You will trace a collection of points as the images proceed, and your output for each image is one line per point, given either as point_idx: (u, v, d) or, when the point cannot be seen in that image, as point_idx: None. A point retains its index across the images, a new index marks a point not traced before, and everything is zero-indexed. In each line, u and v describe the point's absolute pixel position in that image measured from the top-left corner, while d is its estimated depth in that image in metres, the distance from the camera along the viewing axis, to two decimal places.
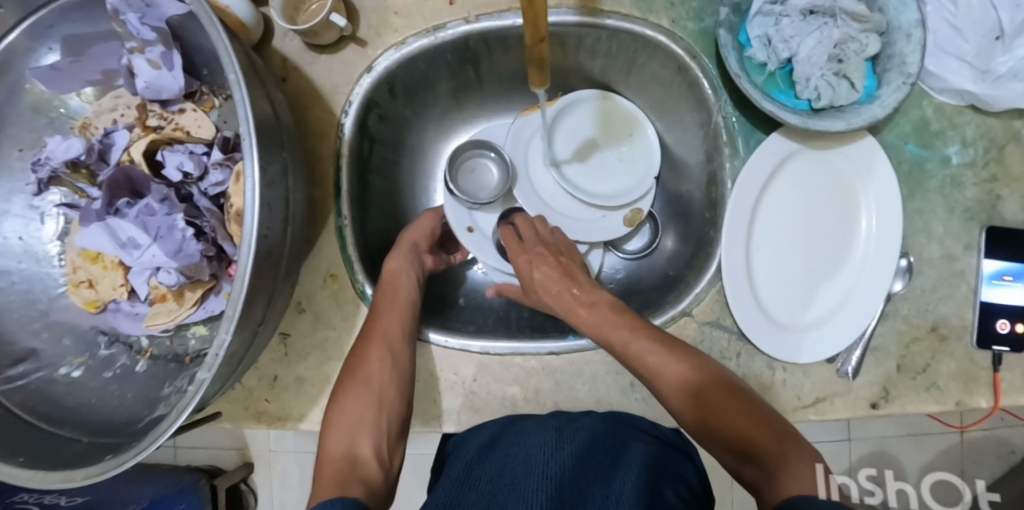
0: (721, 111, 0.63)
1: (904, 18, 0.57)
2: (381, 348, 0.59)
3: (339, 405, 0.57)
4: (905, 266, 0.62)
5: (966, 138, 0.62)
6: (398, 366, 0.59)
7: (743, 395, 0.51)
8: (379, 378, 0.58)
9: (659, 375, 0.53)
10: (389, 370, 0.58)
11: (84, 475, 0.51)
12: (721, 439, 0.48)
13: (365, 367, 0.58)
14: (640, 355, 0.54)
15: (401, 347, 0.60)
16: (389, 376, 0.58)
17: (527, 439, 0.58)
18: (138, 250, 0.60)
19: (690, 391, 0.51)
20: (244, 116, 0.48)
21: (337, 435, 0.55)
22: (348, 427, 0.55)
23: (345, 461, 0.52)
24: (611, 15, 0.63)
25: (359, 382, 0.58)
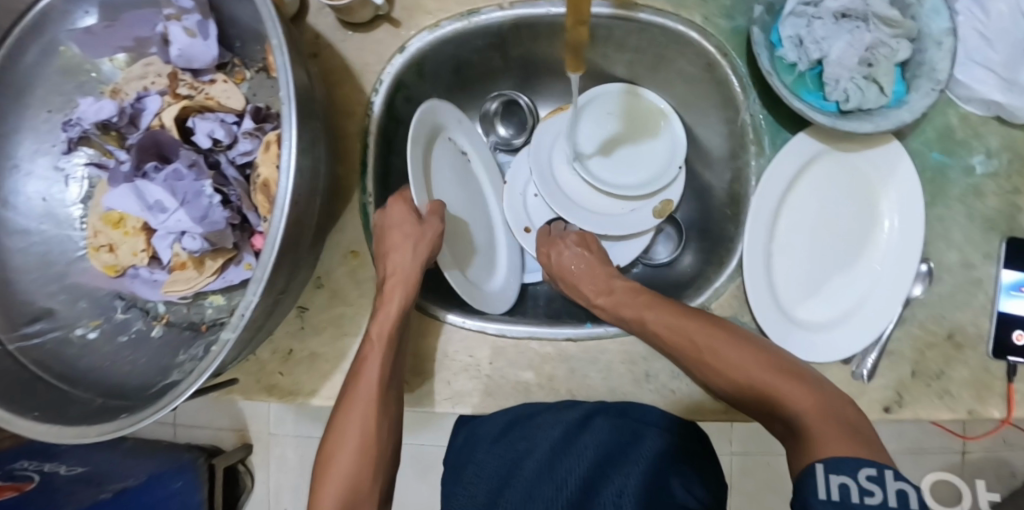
0: (748, 109, 0.64)
1: (935, 26, 0.57)
2: (366, 402, 0.54)
3: (336, 432, 0.53)
4: (924, 270, 0.62)
5: (990, 149, 0.63)
6: (382, 413, 0.54)
7: (801, 379, 0.49)
8: (354, 437, 0.53)
9: (673, 347, 0.56)
10: (371, 415, 0.53)
11: (98, 432, 0.51)
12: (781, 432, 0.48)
13: (347, 421, 0.53)
14: (699, 353, 0.54)
15: (382, 397, 0.55)
16: (367, 434, 0.53)
17: (538, 428, 0.58)
18: (164, 213, 0.60)
19: (745, 388, 0.51)
20: (285, 82, 0.48)
21: (333, 480, 0.51)
22: (342, 495, 0.50)
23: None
24: (644, 8, 0.64)
25: (343, 433, 0.53)
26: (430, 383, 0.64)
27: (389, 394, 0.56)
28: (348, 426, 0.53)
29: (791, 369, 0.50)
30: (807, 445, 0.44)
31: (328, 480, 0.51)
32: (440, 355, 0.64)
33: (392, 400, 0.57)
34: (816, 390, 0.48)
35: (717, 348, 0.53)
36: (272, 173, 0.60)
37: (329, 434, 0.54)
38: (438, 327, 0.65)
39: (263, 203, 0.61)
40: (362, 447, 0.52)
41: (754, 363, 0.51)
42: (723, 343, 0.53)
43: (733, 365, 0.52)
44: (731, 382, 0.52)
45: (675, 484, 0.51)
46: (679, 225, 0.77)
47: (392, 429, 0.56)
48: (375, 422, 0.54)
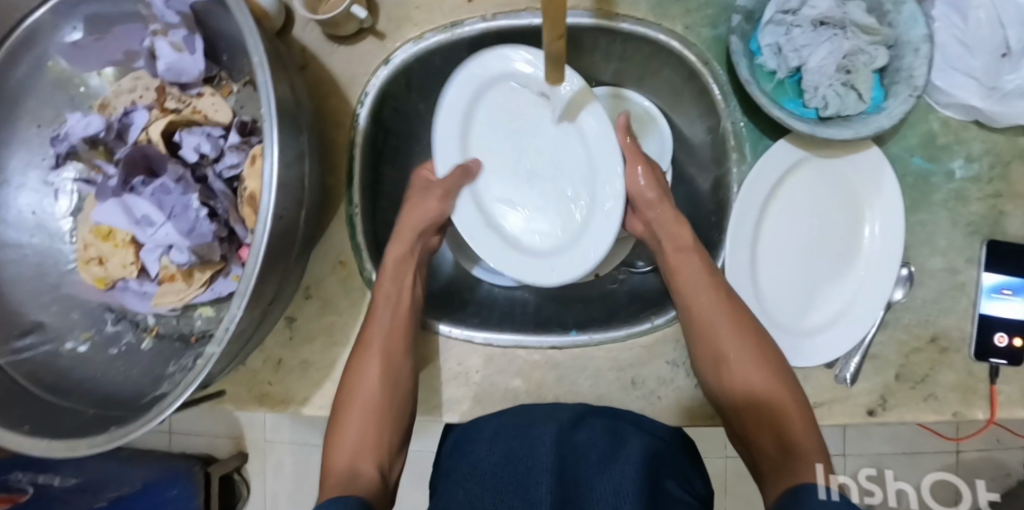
0: (731, 117, 0.64)
1: (913, 33, 0.58)
2: (373, 357, 0.60)
3: (342, 417, 0.59)
4: (905, 275, 0.63)
5: (971, 153, 0.64)
6: (394, 380, 0.60)
7: (801, 405, 0.55)
8: (368, 397, 0.59)
9: (716, 329, 0.58)
10: (381, 374, 0.59)
11: (88, 446, 0.51)
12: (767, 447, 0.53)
13: (358, 377, 0.60)
14: (715, 340, 0.58)
15: (399, 356, 0.60)
16: (378, 390, 0.59)
17: (527, 428, 0.58)
18: (152, 227, 0.61)
19: (751, 398, 0.56)
20: (267, 99, 0.49)
21: (343, 448, 0.58)
22: (354, 443, 0.58)
23: (346, 475, 0.55)
24: (626, 18, 0.64)
25: (359, 402, 0.59)
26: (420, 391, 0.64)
27: (399, 339, 0.61)
28: (359, 391, 0.60)
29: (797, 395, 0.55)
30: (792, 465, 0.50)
31: (346, 437, 0.58)
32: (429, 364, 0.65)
33: (402, 391, 0.60)
34: (813, 426, 0.54)
35: (739, 352, 0.57)
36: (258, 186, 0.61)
37: (342, 402, 0.60)
38: (427, 337, 0.65)
39: (250, 216, 0.62)
40: (377, 405, 0.59)
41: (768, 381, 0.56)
42: (744, 347, 0.57)
43: (750, 373, 0.56)
44: (738, 388, 0.56)
45: (664, 485, 0.52)
46: None
47: (404, 412, 0.60)
48: (381, 388, 0.59)
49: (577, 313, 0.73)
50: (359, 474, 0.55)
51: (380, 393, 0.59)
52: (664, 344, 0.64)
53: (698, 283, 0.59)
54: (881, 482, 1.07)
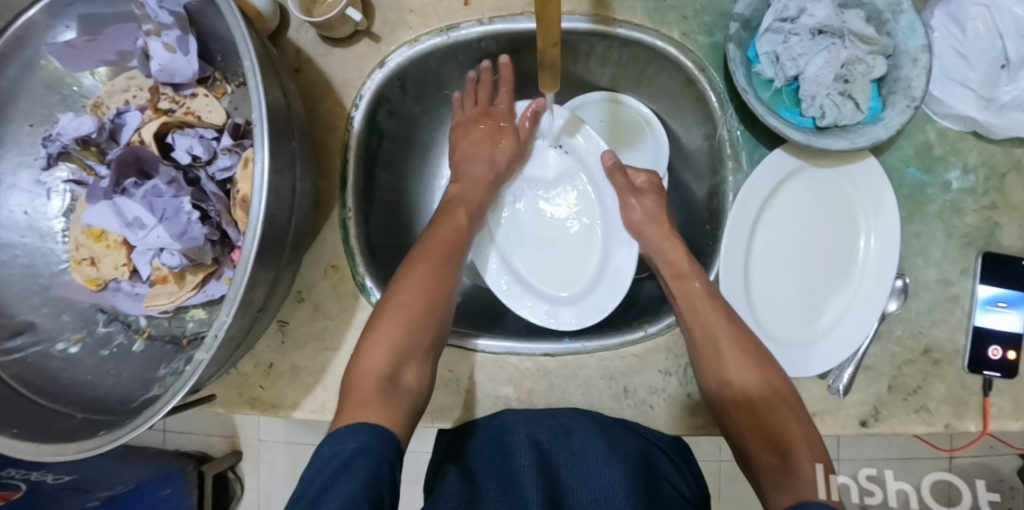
0: (727, 124, 0.64)
1: (911, 43, 0.58)
2: (426, 268, 0.59)
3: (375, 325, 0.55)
4: (900, 287, 0.63)
5: (967, 164, 0.63)
6: (436, 284, 0.58)
7: (796, 408, 0.54)
8: (409, 301, 0.56)
9: (713, 338, 0.57)
10: (427, 285, 0.58)
11: (76, 450, 0.51)
12: (761, 448, 0.53)
13: (401, 286, 0.58)
14: (715, 351, 0.57)
15: (450, 268, 0.61)
16: (422, 300, 0.57)
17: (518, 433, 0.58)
18: (143, 230, 0.61)
19: (748, 400, 0.55)
20: (258, 104, 0.49)
21: (380, 350, 0.53)
22: (390, 347, 0.54)
23: (382, 380, 0.51)
24: (623, 24, 0.64)
25: (394, 304, 0.56)
26: None
27: (451, 257, 0.62)
28: (401, 293, 0.57)
29: (790, 398, 0.55)
30: (792, 471, 0.50)
31: (377, 338, 0.54)
32: None
33: (445, 304, 0.58)
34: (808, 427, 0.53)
35: (734, 357, 0.56)
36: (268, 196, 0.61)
37: (380, 307, 0.57)
38: None
39: (242, 218, 0.61)
40: (417, 310, 0.56)
41: (765, 385, 0.55)
42: (739, 352, 0.57)
43: (746, 376, 0.55)
44: (738, 393, 0.55)
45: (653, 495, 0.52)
46: None
47: (443, 322, 0.58)
48: (425, 294, 0.57)
49: None
50: (398, 381, 0.52)
51: (421, 298, 0.57)
52: (656, 353, 0.64)
53: (691, 291, 0.60)
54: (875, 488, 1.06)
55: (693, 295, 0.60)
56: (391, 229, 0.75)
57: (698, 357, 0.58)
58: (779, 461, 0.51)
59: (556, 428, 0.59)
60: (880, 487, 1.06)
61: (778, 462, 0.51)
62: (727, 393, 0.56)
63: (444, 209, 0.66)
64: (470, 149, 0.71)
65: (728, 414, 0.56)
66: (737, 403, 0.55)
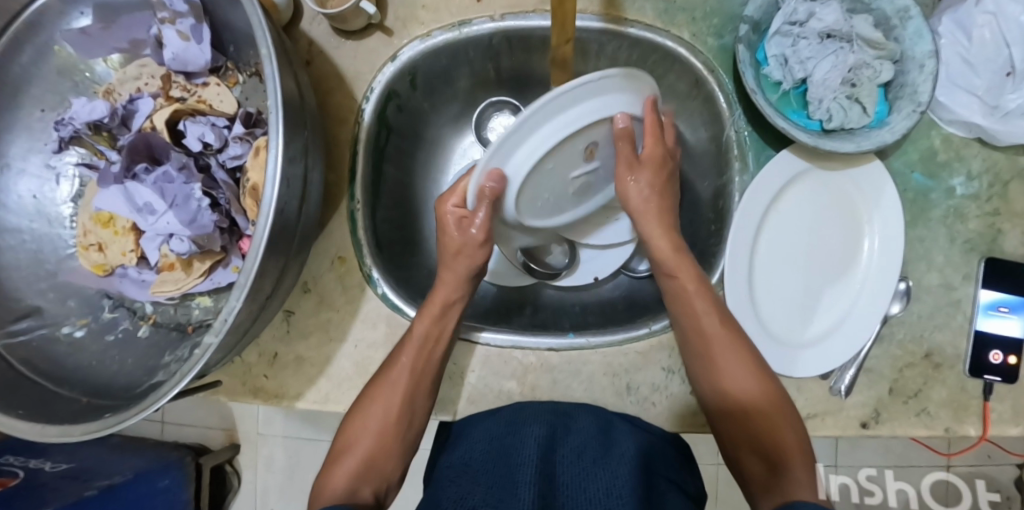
0: (734, 125, 0.64)
1: (919, 49, 0.59)
2: (395, 395, 0.56)
3: (348, 445, 0.55)
4: (904, 289, 0.63)
5: (972, 171, 0.64)
6: (406, 414, 0.57)
7: (796, 426, 0.52)
8: (374, 433, 0.55)
9: (697, 327, 0.57)
10: (395, 417, 0.56)
11: (82, 431, 0.51)
12: (756, 465, 0.51)
13: (367, 414, 0.56)
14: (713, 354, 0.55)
15: (422, 390, 0.58)
16: (385, 433, 0.56)
17: (521, 430, 0.56)
18: (153, 216, 0.61)
19: (740, 413, 0.53)
20: (273, 92, 0.49)
21: (343, 469, 0.53)
22: (355, 466, 0.54)
23: (344, 495, 0.51)
24: (634, 24, 0.65)
25: (360, 422, 0.56)
26: None
27: (425, 377, 0.58)
28: (366, 420, 0.56)
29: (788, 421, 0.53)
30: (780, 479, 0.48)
31: (346, 459, 0.54)
32: None
33: (412, 432, 0.58)
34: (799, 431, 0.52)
35: (736, 359, 0.55)
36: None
37: (347, 427, 0.57)
38: None
39: (252, 207, 0.61)
40: (382, 443, 0.55)
41: (759, 389, 0.53)
42: (738, 357, 0.55)
43: (751, 384, 0.53)
44: (731, 394, 0.54)
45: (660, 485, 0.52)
46: None
47: (410, 445, 0.58)
48: (394, 420, 0.56)
49: (573, 316, 0.73)
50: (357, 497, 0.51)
51: (392, 427, 0.56)
52: (660, 351, 0.64)
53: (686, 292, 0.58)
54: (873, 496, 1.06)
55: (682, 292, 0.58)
56: (397, 222, 0.75)
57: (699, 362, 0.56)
58: (769, 471, 0.50)
59: (556, 426, 0.58)
60: (881, 488, 1.06)
61: (770, 475, 0.50)
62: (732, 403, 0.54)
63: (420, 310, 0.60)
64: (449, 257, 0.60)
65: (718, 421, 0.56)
66: (736, 412, 0.54)
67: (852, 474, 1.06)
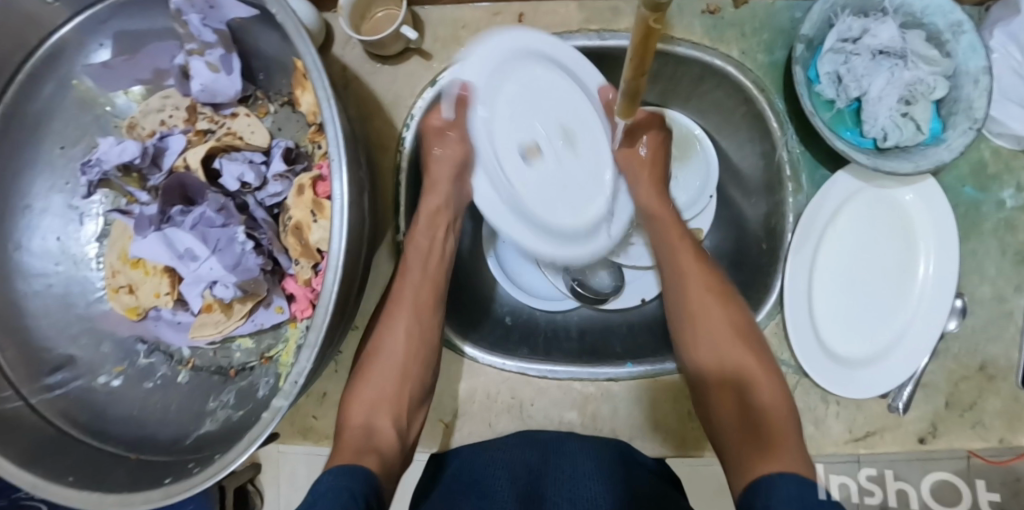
0: (787, 146, 0.63)
1: (972, 64, 0.58)
2: (404, 314, 0.57)
3: (362, 383, 0.56)
4: (961, 306, 0.63)
5: (1020, 183, 0.64)
6: (416, 334, 0.57)
7: (784, 403, 0.51)
8: (391, 359, 0.56)
9: (684, 296, 0.59)
10: (409, 337, 0.56)
11: (142, 500, 0.48)
12: (735, 442, 0.49)
13: (383, 334, 0.57)
14: (698, 326, 0.57)
15: (430, 313, 0.58)
16: (402, 348, 0.56)
17: (510, 454, 0.57)
18: (195, 262, 0.58)
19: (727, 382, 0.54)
20: (334, 135, 0.47)
21: (361, 403, 0.54)
22: (372, 397, 0.54)
23: (362, 430, 0.51)
24: (682, 42, 0.63)
25: (376, 347, 0.57)
26: (468, 424, 0.63)
27: (424, 292, 0.58)
28: (384, 344, 0.57)
29: (785, 404, 0.51)
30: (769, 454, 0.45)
31: (362, 387, 0.55)
32: (482, 397, 0.64)
33: (429, 360, 0.57)
34: (789, 409, 0.51)
35: (731, 334, 0.56)
36: (313, 114, 0.61)
37: (363, 364, 0.57)
38: (491, 372, 0.64)
39: (294, 246, 0.59)
40: (400, 367, 0.55)
41: (750, 360, 0.54)
42: (725, 330, 0.56)
43: (738, 353, 0.55)
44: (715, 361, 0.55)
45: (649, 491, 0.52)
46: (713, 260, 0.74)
47: (429, 368, 0.57)
48: (406, 344, 0.56)
49: (623, 339, 0.72)
50: (374, 433, 0.51)
51: (404, 345, 0.56)
52: None
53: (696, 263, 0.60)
54: None
55: (683, 264, 0.60)
56: None
57: (688, 330, 0.58)
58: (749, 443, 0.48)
59: (546, 448, 0.58)
60: None
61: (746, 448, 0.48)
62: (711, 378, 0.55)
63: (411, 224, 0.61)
64: (442, 173, 0.60)
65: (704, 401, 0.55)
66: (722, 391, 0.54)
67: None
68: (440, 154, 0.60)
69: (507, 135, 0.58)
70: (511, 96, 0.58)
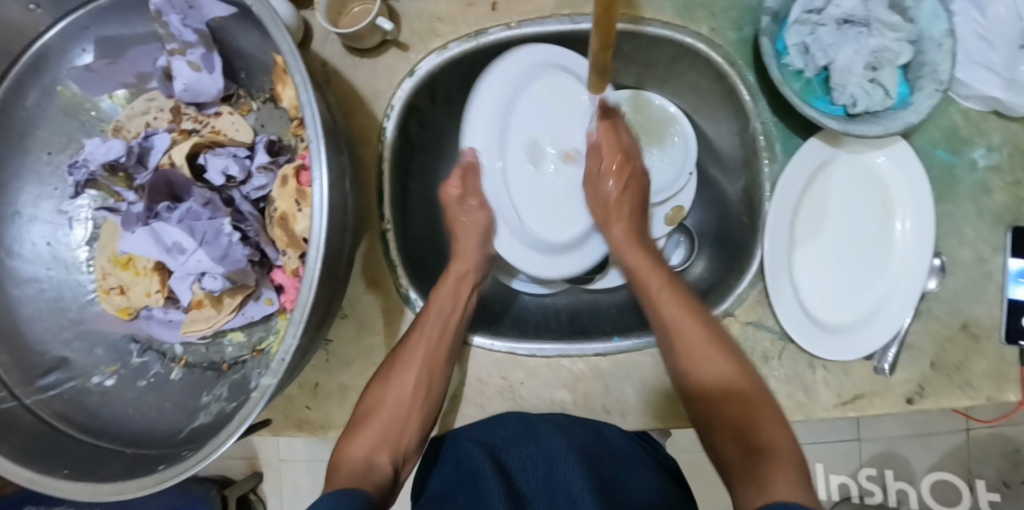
0: (759, 117, 0.64)
1: (935, 29, 0.59)
2: (415, 363, 0.59)
3: (362, 425, 0.58)
4: (939, 265, 0.64)
5: (991, 144, 0.66)
6: (426, 386, 0.60)
7: (783, 426, 0.51)
8: (398, 405, 0.58)
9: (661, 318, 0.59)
10: (415, 390, 0.59)
11: (137, 487, 0.48)
12: (738, 461, 0.50)
13: (388, 383, 0.59)
14: (665, 332, 0.58)
15: (438, 368, 0.60)
16: (408, 399, 0.59)
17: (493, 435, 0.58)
18: (183, 255, 0.58)
19: (728, 391, 0.54)
20: (312, 119, 0.48)
21: (362, 440, 0.57)
22: (374, 435, 0.57)
23: (360, 466, 0.54)
24: (652, 22, 0.65)
25: (383, 396, 0.59)
26: (461, 408, 0.64)
27: (441, 349, 0.60)
28: (391, 392, 0.59)
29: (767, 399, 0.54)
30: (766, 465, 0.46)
31: (365, 428, 0.58)
32: (472, 380, 0.64)
33: (430, 409, 0.60)
34: (784, 424, 0.52)
35: (699, 350, 0.56)
36: (294, 109, 0.62)
37: (366, 406, 0.59)
38: (481, 356, 0.65)
39: (282, 237, 0.60)
40: (405, 412, 0.59)
41: (728, 373, 0.55)
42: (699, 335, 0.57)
43: (724, 364, 0.55)
44: (705, 381, 0.55)
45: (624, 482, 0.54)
46: (696, 239, 0.76)
47: (428, 419, 0.60)
48: (413, 391, 0.59)
49: (613, 320, 0.73)
50: (372, 467, 0.54)
51: (411, 400, 0.59)
52: None
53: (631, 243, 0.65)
54: (885, 471, 1.16)
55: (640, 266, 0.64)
56: (425, 240, 0.73)
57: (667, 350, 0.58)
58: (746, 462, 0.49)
59: (529, 429, 0.59)
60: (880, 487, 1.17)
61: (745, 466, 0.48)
62: (697, 388, 0.56)
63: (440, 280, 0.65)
64: (470, 241, 0.67)
65: (695, 409, 0.56)
66: (709, 395, 0.55)
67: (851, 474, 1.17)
68: (467, 223, 0.67)
69: (529, 189, 0.70)
70: (519, 160, 0.70)
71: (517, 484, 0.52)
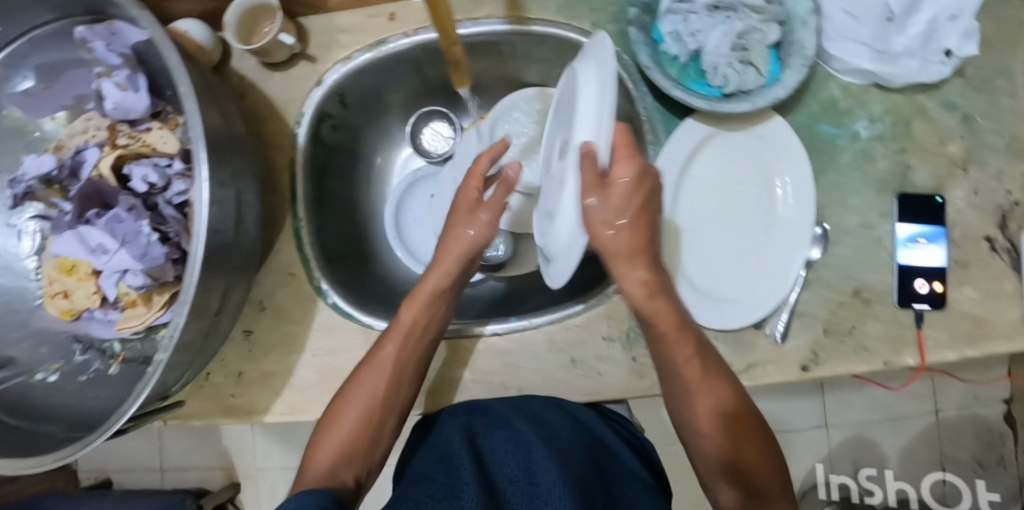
0: (641, 101, 0.68)
1: (799, 8, 0.63)
2: (385, 367, 0.60)
3: (332, 430, 0.59)
4: (821, 233, 0.66)
5: (873, 114, 0.68)
6: (393, 391, 0.60)
7: (774, 460, 0.56)
8: (368, 410, 0.59)
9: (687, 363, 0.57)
10: (385, 392, 0.60)
11: (53, 458, 0.54)
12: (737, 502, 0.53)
13: (358, 388, 0.60)
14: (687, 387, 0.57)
15: (405, 371, 0.61)
16: (375, 404, 0.59)
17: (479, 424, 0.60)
18: (106, 255, 0.64)
19: (727, 427, 0.56)
20: (193, 124, 0.52)
21: (327, 452, 0.57)
22: (341, 446, 0.58)
23: (328, 477, 0.55)
24: (536, 21, 0.69)
25: (353, 401, 0.59)
26: None
27: (411, 354, 0.61)
28: (360, 395, 0.60)
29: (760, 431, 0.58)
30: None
31: (331, 435, 0.58)
32: None
33: (398, 412, 0.61)
34: (773, 456, 0.57)
35: (712, 384, 0.57)
36: None
37: (334, 407, 0.61)
38: None
39: None
40: (375, 415, 0.59)
41: (738, 413, 0.57)
42: (711, 383, 0.57)
43: (733, 409, 0.57)
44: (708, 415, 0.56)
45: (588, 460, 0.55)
46: None
47: (394, 422, 0.61)
48: (383, 394, 0.60)
49: (526, 304, 0.76)
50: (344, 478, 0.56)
51: (381, 406, 0.60)
52: (599, 320, 0.66)
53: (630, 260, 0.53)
54: (881, 468, 1.14)
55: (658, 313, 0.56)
56: (349, 237, 0.79)
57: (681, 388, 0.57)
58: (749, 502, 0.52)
59: (518, 413, 0.61)
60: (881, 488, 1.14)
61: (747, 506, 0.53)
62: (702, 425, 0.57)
63: (410, 296, 0.63)
64: (453, 247, 0.64)
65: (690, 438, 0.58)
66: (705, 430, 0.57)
67: (851, 474, 1.14)
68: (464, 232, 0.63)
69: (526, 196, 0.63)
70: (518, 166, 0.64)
71: (494, 464, 0.54)
